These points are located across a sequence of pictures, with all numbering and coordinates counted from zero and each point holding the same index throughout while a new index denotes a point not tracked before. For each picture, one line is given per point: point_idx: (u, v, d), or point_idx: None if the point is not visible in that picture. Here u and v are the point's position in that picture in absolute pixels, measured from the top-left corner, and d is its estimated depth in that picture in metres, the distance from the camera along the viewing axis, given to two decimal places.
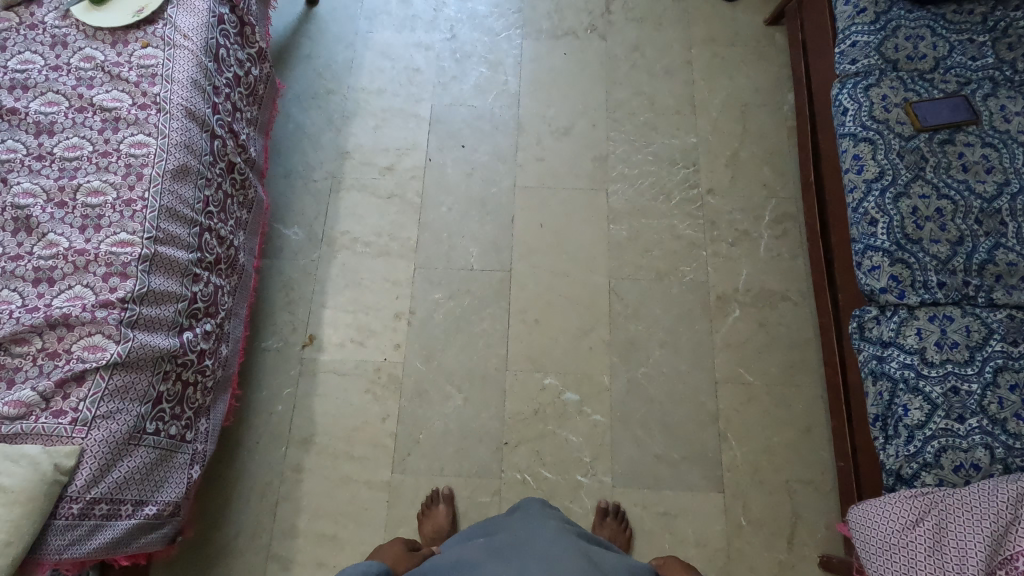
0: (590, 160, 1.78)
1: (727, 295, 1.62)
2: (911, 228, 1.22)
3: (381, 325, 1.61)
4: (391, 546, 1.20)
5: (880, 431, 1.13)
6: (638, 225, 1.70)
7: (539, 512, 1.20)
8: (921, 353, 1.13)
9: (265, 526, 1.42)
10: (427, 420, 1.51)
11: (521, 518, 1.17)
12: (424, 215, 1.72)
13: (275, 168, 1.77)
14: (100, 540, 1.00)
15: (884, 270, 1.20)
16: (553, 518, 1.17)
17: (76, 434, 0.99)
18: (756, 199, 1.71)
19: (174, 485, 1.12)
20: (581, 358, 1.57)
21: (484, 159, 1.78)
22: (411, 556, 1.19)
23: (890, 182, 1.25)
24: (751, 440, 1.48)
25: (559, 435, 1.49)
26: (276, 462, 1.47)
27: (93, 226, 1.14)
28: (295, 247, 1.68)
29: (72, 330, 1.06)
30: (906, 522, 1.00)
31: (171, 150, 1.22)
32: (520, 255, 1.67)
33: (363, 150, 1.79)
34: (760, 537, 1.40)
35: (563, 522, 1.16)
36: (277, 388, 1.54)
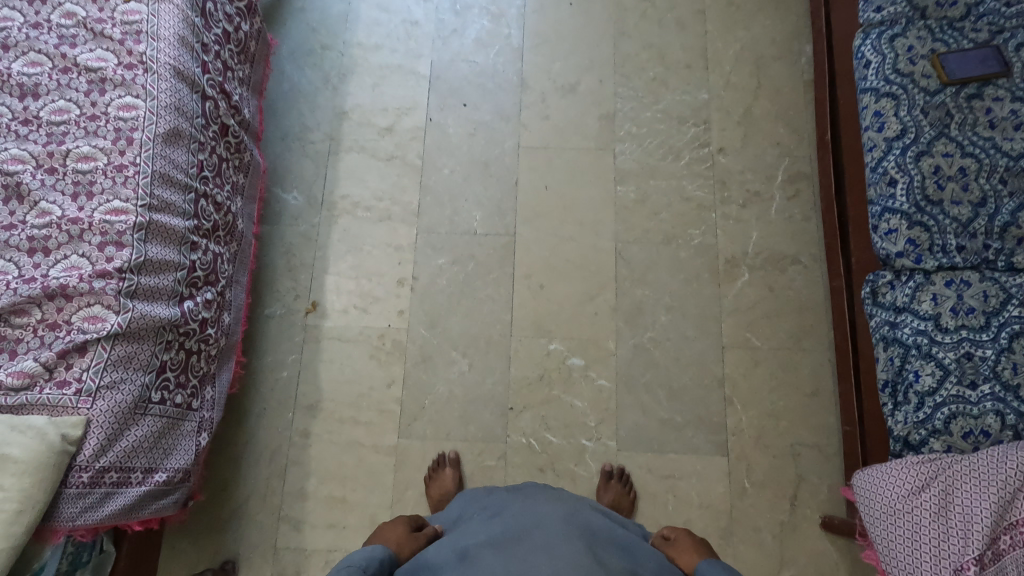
0: (597, 119, 1.71)
1: (736, 259, 1.58)
2: (932, 188, 1.16)
3: (384, 291, 1.59)
4: (391, 528, 1.11)
5: (889, 397, 1.12)
6: (646, 187, 1.65)
7: (543, 495, 1.17)
8: (935, 318, 1.10)
9: (275, 489, 1.44)
10: (432, 385, 1.52)
11: (525, 498, 1.15)
12: (426, 177, 1.67)
13: (271, 130, 1.71)
14: (112, 507, 1.01)
15: (901, 234, 1.16)
16: (560, 500, 1.14)
17: (81, 404, 0.99)
18: (769, 158, 1.65)
19: (182, 452, 1.14)
20: (586, 323, 1.55)
21: (487, 118, 1.71)
22: (415, 539, 1.09)
23: (912, 141, 1.19)
24: (756, 404, 1.48)
25: (564, 400, 1.50)
26: (283, 427, 1.49)
27: (85, 193, 1.11)
28: (294, 212, 1.65)
29: (70, 301, 1.04)
30: (912, 488, 1.00)
31: (161, 112, 1.17)
32: (524, 218, 1.63)
33: (361, 110, 1.73)
34: (763, 499, 1.42)
35: (569, 505, 1.13)
36: (282, 355, 1.54)
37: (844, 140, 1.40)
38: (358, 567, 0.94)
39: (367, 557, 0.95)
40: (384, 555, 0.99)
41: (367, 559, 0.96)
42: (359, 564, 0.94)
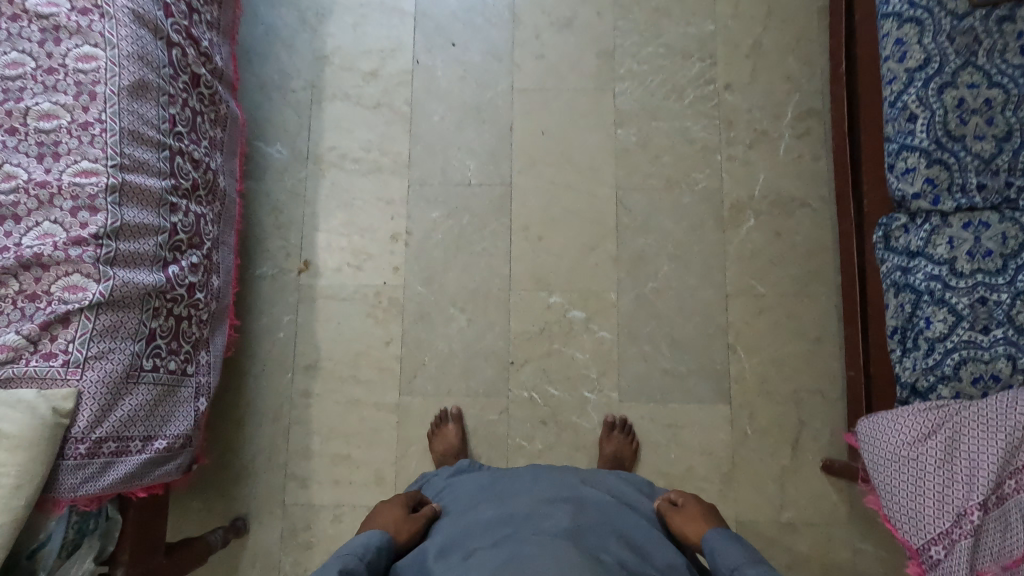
0: (596, 56, 1.60)
1: (742, 203, 1.52)
2: (955, 123, 1.08)
3: (378, 248, 1.54)
4: (386, 510, 1.07)
5: (897, 344, 1.10)
6: (648, 129, 1.56)
7: (541, 476, 1.13)
8: (950, 263, 1.06)
9: (280, 448, 1.45)
10: (431, 342, 1.50)
11: (523, 482, 1.11)
12: (415, 126, 1.58)
13: (248, 78, 1.61)
14: (113, 476, 1.00)
15: (919, 173, 1.09)
16: (559, 486, 1.09)
17: (70, 376, 0.97)
18: (779, 94, 1.55)
19: (181, 418, 1.13)
20: (587, 275, 1.51)
21: (478, 59, 1.60)
22: (413, 520, 1.06)
23: (936, 71, 1.10)
24: (760, 352, 1.46)
25: (565, 353, 1.48)
26: (284, 387, 1.48)
27: (51, 155, 1.04)
28: (279, 166, 1.57)
29: (48, 270, 1.00)
30: (918, 434, 0.99)
31: (124, 63, 1.08)
32: (520, 166, 1.56)
33: (343, 53, 1.61)
34: (764, 444, 1.42)
35: (566, 488, 1.09)
36: (277, 315, 1.51)
37: (861, 72, 1.30)
38: (354, 554, 0.91)
39: (363, 544, 0.92)
40: (382, 542, 0.96)
41: (364, 546, 0.93)
42: (356, 551, 0.91)
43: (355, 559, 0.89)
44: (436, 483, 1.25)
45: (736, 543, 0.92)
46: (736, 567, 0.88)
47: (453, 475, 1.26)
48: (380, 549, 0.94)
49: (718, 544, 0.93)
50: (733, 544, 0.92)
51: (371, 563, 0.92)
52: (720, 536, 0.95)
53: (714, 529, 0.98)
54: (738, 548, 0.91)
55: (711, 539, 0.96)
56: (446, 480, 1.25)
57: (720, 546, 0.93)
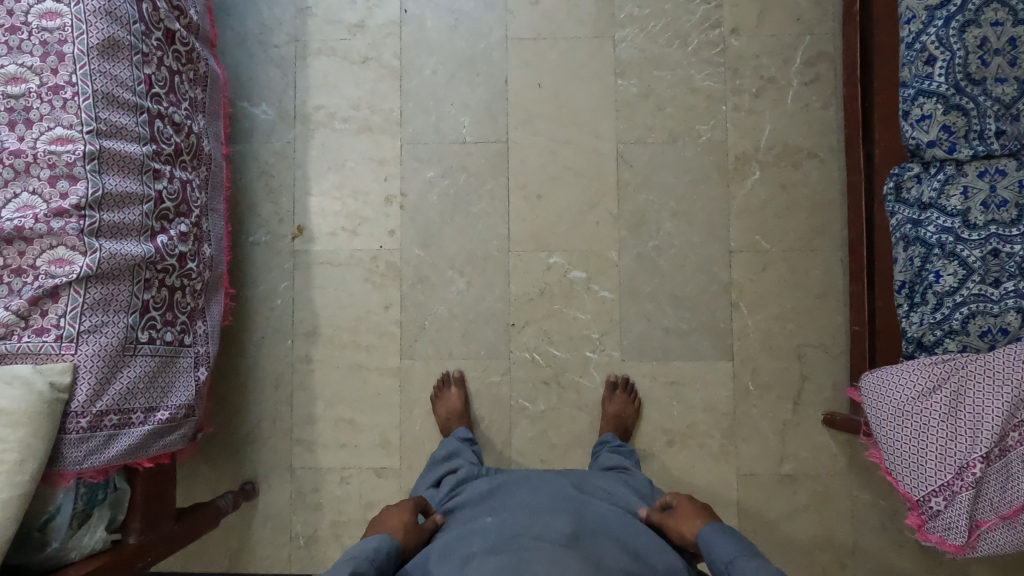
0: (594, 0, 1.50)
1: (747, 155, 1.47)
2: (976, 65, 1.02)
3: (373, 211, 1.50)
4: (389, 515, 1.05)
5: (904, 299, 1.07)
6: (650, 79, 1.49)
7: (541, 485, 1.14)
8: (964, 214, 1.02)
9: (284, 414, 1.46)
10: (431, 306, 1.48)
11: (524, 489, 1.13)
12: (406, 81, 1.51)
13: (227, 33, 1.52)
14: (117, 448, 1.00)
15: (935, 120, 1.04)
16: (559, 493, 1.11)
17: (65, 351, 0.96)
18: (788, 37, 1.47)
19: (182, 389, 1.13)
20: (587, 234, 1.48)
21: (469, 6, 1.51)
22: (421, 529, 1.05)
23: (959, 8, 1.02)
24: (763, 308, 1.44)
25: (566, 314, 1.46)
26: (284, 355, 1.47)
27: (23, 122, 0.99)
28: (266, 128, 1.51)
29: (31, 244, 0.97)
30: (922, 389, 0.99)
31: (91, 19, 1.01)
32: (517, 122, 1.50)
33: (326, 3, 1.52)
34: (766, 399, 1.43)
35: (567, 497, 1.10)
36: (273, 283, 1.49)
37: (876, 10, 1.22)
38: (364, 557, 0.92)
39: (375, 550, 0.93)
40: (392, 545, 0.97)
41: (374, 548, 0.94)
42: (365, 554, 0.92)
43: (365, 562, 0.90)
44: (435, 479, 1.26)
45: (732, 540, 0.92)
46: (730, 560, 0.88)
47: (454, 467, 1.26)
48: (389, 554, 0.95)
49: (712, 539, 0.93)
50: (729, 539, 0.92)
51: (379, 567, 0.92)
52: (716, 531, 0.95)
53: (713, 525, 0.96)
54: (735, 543, 0.90)
55: (710, 534, 0.94)
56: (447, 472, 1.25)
57: (716, 542, 0.92)
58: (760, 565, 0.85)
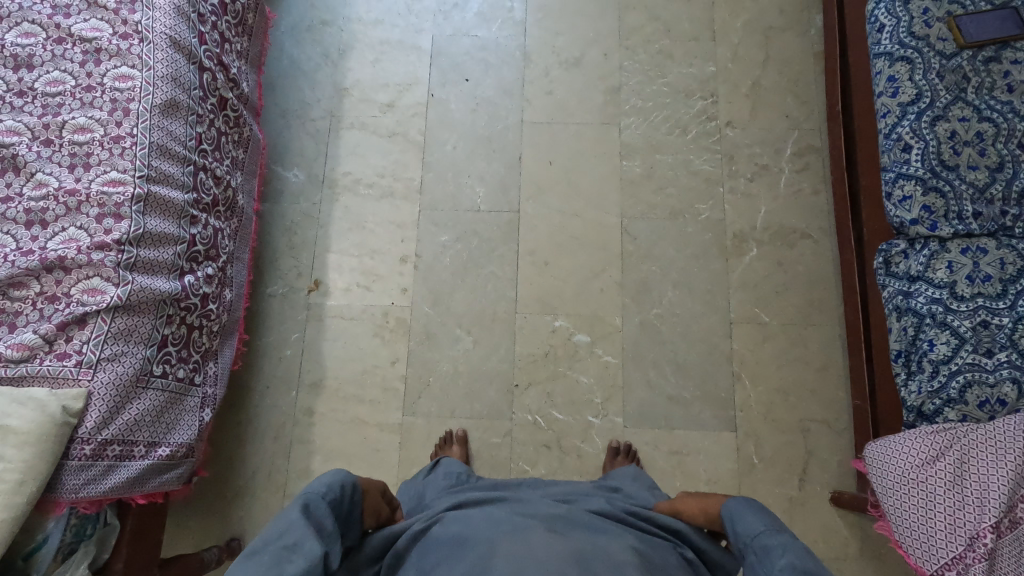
0: (602, 93, 1.68)
1: (744, 234, 1.55)
2: (948, 154, 1.13)
3: (388, 269, 1.57)
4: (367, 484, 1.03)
5: (902, 367, 1.09)
6: (652, 161, 1.62)
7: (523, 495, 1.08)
8: (951, 286, 1.08)
9: (280, 467, 1.44)
10: (436, 363, 1.50)
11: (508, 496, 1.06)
12: (429, 154, 1.65)
13: (271, 107, 1.69)
14: (114, 480, 1.00)
15: (915, 200, 1.12)
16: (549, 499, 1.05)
17: (82, 376, 0.98)
18: (778, 131, 1.62)
19: (186, 427, 1.13)
20: (592, 300, 1.53)
21: (490, 93, 1.69)
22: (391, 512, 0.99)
23: (927, 105, 1.15)
24: (765, 379, 1.46)
25: (570, 376, 1.48)
26: (287, 405, 1.48)
27: (82, 165, 1.09)
28: (295, 190, 1.63)
29: (69, 273, 1.03)
30: (926, 457, 0.98)
31: (159, 83, 1.15)
32: (528, 194, 1.61)
33: (362, 86, 1.70)
34: (772, 474, 1.40)
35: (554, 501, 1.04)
36: (284, 333, 1.53)
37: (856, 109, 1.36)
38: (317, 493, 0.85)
39: (327, 483, 0.86)
40: (347, 478, 0.91)
41: (330, 480, 0.88)
42: (319, 485, 0.86)
43: (318, 498, 0.84)
44: (423, 486, 1.23)
45: (753, 506, 0.90)
46: (756, 534, 0.85)
47: (444, 478, 1.24)
48: (344, 487, 0.89)
49: (740, 514, 0.90)
50: (753, 511, 0.89)
51: (336, 501, 0.87)
52: (740, 505, 0.92)
53: (730, 500, 0.95)
54: (760, 516, 0.87)
55: (729, 508, 0.93)
56: (437, 483, 1.23)
57: (739, 508, 0.91)
58: (788, 539, 0.81)
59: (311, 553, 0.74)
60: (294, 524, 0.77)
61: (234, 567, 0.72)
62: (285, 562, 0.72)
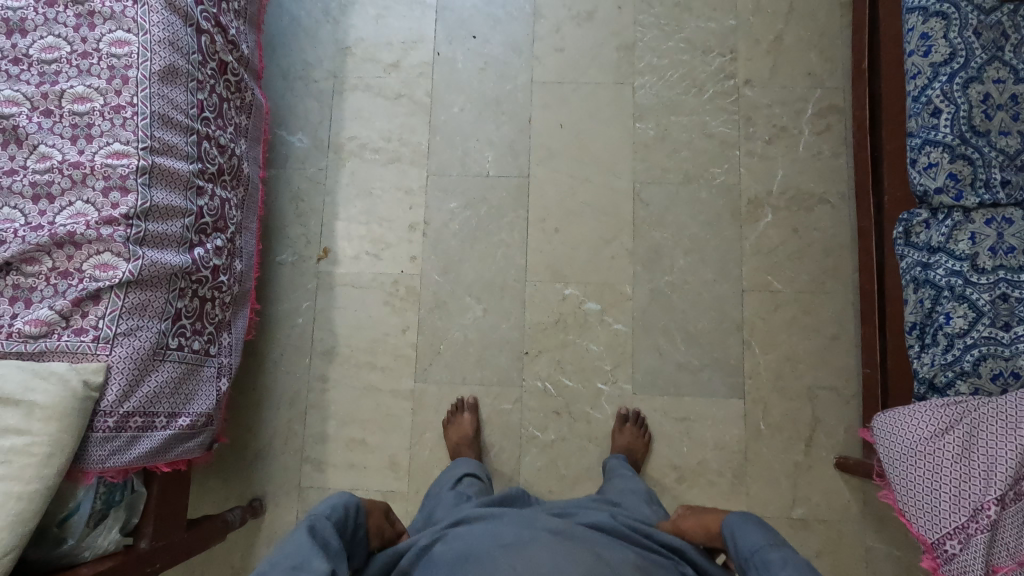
0: (615, 50, 1.60)
1: (760, 199, 1.52)
2: (980, 118, 1.07)
3: (396, 237, 1.56)
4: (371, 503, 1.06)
5: (916, 339, 1.09)
6: (666, 123, 1.56)
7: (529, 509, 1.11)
8: (972, 258, 1.05)
9: (296, 432, 1.48)
10: (447, 331, 1.51)
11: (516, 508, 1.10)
12: (436, 117, 1.60)
13: (272, 68, 1.63)
14: (139, 450, 1.03)
15: (941, 168, 1.08)
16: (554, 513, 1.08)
17: (100, 351, 1.00)
18: (799, 89, 1.55)
19: (204, 397, 1.16)
20: (603, 267, 1.52)
21: (498, 51, 1.62)
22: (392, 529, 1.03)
23: (961, 66, 1.09)
24: (775, 347, 1.46)
25: (579, 344, 1.49)
26: (301, 372, 1.51)
27: (85, 137, 1.07)
28: (301, 155, 1.60)
29: (80, 249, 1.03)
30: (935, 429, 0.99)
31: (156, 48, 1.11)
32: (538, 158, 1.57)
33: (365, 44, 1.64)
34: (778, 440, 1.42)
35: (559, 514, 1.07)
36: (296, 302, 1.54)
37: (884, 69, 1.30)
38: (322, 515, 0.88)
39: (331, 505, 0.90)
40: (349, 502, 0.95)
41: (332, 503, 0.92)
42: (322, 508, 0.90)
43: (322, 519, 0.87)
44: (430, 504, 1.21)
45: (755, 522, 0.93)
46: (756, 548, 0.88)
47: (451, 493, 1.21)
48: (347, 508, 0.93)
49: (740, 528, 0.93)
50: (753, 526, 0.93)
51: (340, 522, 0.90)
52: (741, 520, 0.95)
53: (731, 515, 0.99)
54: (759, 531, 0.91)
55: (730, 523, 0.96)
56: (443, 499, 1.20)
57: (739, 525, 0.94)
58: (787, 555, 0.84)
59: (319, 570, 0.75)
60: (301, 544, 0.79)
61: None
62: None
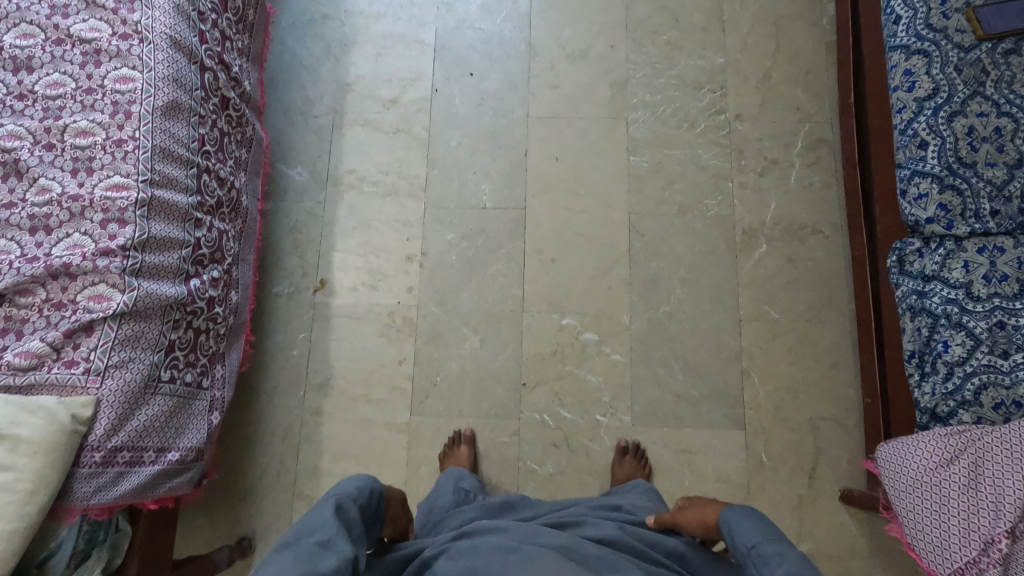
0: (609, 86, 1.65)
1: (754, 229, 1.53)
2: (966, 150, 1.10)
3: (393, 268, 1.56)
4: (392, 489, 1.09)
5: (915, 368, 1.09)
6: (660, 155, 1.59)
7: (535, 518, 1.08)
8: (967, 286, 1.06)
9: (288, 468, 1.44)
10: (444, 362, 1.50)
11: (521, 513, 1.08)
12: (433, 150, 1.63)
13: (273, 103, 1.66)
14: (125, 486, 1.00)
15: (932, 198, 1.10)
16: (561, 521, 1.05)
17: (90, 384, 0.98)
18: (788, 123, 1.59)
19: (195, 431, 1.14)
20: (600, 298, 1.52)
21: (495, 87, 1.66)
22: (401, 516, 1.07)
23: (945, 100, 1.12)
24: (774, 377, 1.45)
25: (577, 375, 1.47)
26: (295, 405, 1.48)
27: (85, 169, 1.08)
28: (299, 188, 1.61)
29: (75, 280, 1.02)
30: (939, 460, 0.98)
31: (160, 84, 1.13)
32: (535, 190, 1.59)
33: (365, 81, 1.68)
34: (781, 472, 1.40)
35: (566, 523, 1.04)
36: (291, 333, 1.52)
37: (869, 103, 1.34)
38: (349, 497, 0.91)
39: (359, 487, 0.92)
40: (375, 483, 0.97)
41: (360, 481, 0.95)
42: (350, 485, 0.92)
43: (349, 500, 0.89)
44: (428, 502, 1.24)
45: (751, 516, 0.91)
46: (754, 544, 0.86)
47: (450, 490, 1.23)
48: (372, 493, 0.94)
49: (736, 522, 0.91)
50: (749, 519, 0.90)
51: (366, 502, 0.93)
52: (735, 513, 0.93)
53: (727, 507, 0.96)
54: (757, 526, 0.88)
55: (726, 517, 0.93)
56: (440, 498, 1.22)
57: (736, 517, 0.91)
58: (786, 550, 0.83)
59: (342, 553, 0.77)
60: (327, 523, 0.82)
61: (269, 557, 0.76)
62: (318, 556, 0.75)
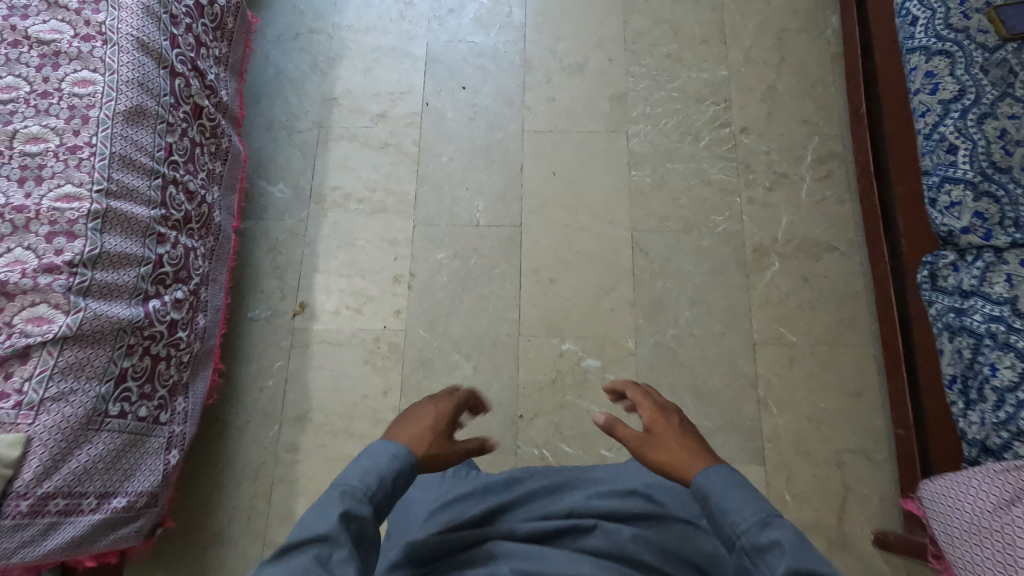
0: (607, 99, 1.58)
1: (765, 247, 1.44)
2: (1000, 154, 1.01)
3: (379, 290, 1.45)
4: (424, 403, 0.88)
5: (959, 395, 0.98)
6: (663, 171, 1.51)
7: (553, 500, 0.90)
8: (1012, 303, 0.94)
9: (259, 512, 1.30)
10: (433, 393, 1.37)
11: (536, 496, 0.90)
12: (424, 166, 1.54)
13: (255, 118, 1.58)
14: (59, 538, 0.88)
15: (965, 207, 1.01)
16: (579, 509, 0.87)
17: (21, 420, 0.85)
18: (797, 137, 1.51)
19: (146, 473, 1.01)
20: (602, 321, 1.40)
21: (488, 101, 1.59)
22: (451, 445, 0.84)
23: (973, 102, 1.04)
24: (794, 406, 1.33)
25: (579, 406, 1.35)
26: (269, 441, 1.34)
27: (33, 178, 0.97)
28: (281, 206, 1.51)
29: (12, 301, 0.90)
30: (996, 501, 0.85)
31: (122, 88, 1.04)
32: (531, 207, 1.50)
33: (352, 95, 1.60)
34: (807, 513, 1.26)
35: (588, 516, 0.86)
36: (267, 361, 1.40)
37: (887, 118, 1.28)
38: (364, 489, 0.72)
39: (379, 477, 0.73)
40: (404, 463, 0.77)
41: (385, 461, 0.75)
42: (364, 474, 0.73)
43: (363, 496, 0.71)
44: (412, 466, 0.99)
45: (745, 489, 0.73)
46: (745, 531, 0.69)
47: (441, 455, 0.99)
48: (397, 478, 0.75)
49: (725, 499, 0.73)
50: (741, 493, 0.72)
51: (386, 493, 0.74)
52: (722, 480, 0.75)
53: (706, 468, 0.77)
54: (749, 500, 0.71)
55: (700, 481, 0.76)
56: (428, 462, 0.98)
57: (718, 485, 0.74)
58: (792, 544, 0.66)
59: None
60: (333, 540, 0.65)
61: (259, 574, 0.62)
62: None
